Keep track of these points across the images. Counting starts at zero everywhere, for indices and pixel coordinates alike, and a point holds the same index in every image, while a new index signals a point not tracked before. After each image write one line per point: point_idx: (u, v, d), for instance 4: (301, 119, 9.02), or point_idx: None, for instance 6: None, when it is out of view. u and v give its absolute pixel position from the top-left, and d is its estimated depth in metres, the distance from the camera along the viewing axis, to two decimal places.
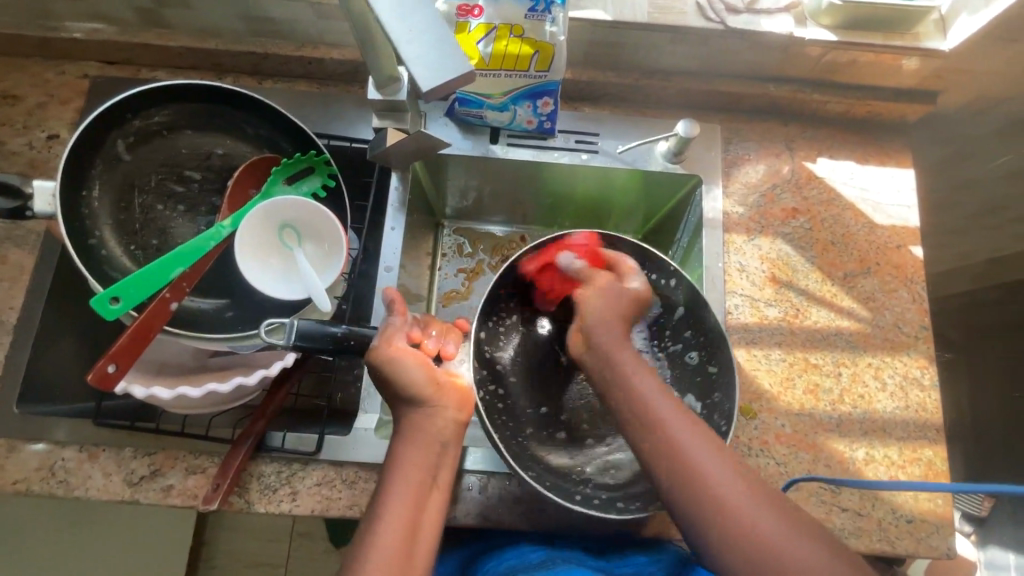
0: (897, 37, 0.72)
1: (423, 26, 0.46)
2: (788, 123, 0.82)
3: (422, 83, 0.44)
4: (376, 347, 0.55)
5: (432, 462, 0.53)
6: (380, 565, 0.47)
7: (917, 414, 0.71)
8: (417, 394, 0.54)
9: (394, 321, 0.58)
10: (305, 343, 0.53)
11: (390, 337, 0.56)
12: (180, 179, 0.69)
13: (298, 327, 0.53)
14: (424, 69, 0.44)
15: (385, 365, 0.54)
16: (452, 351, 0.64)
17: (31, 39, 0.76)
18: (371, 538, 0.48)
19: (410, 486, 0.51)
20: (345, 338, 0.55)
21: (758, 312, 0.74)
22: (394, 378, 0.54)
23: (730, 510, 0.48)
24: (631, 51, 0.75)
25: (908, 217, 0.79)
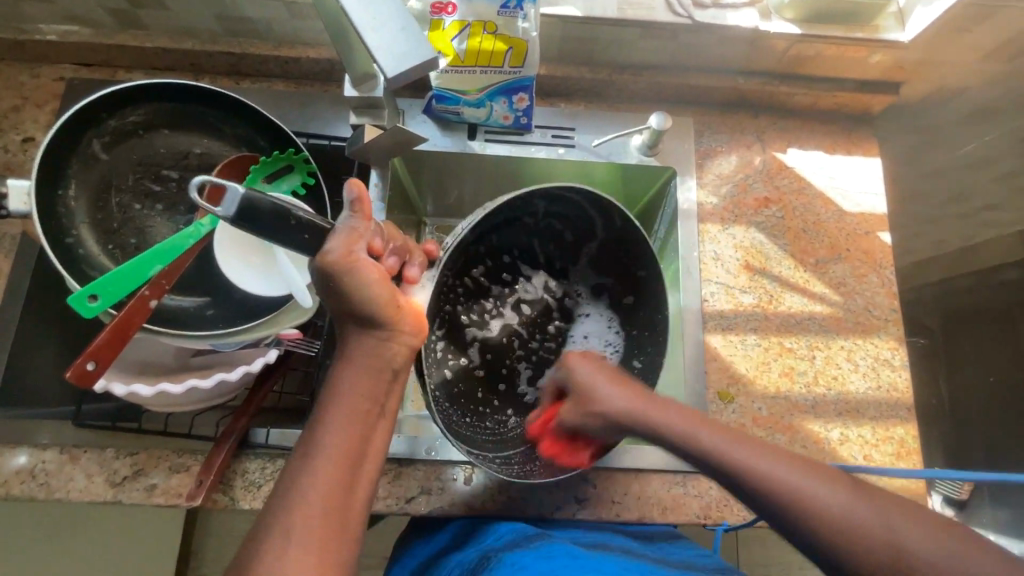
0: (858, 30, 0.74)
1: (387, 17, 0.47)
2: (758, 116, 0.84)
3: (387, 69, 0.45)
4: (330, 253, 0.48)
5: (379, 390, 0.51)
6: (313, 489, 0.45)
7: (889, 394, 0.73)
8: (380, 310, 0.51)
9: (356, 224, 0.50)
10: (244, 218, 0.45)
11: (349, 247, 0.49)
12: (158, 179, 0.68)
13: (239, 196, 0.44)
14: (389, 58, 0.46)
15: (343, 276, 0.49)
16: (415, 274, 0.59)
17: (5, 42, 0.76)
18: (306, 466, 0.46)
19: (351, 412, 0.49)
20: (301, 227, 0.48)
21: (734, 299, 0.76)
22: (354, 291, 0.49)
23: (792, 500, 0.47)
24: (604, 46, 0.77)
25: (876, 205, 0.81)
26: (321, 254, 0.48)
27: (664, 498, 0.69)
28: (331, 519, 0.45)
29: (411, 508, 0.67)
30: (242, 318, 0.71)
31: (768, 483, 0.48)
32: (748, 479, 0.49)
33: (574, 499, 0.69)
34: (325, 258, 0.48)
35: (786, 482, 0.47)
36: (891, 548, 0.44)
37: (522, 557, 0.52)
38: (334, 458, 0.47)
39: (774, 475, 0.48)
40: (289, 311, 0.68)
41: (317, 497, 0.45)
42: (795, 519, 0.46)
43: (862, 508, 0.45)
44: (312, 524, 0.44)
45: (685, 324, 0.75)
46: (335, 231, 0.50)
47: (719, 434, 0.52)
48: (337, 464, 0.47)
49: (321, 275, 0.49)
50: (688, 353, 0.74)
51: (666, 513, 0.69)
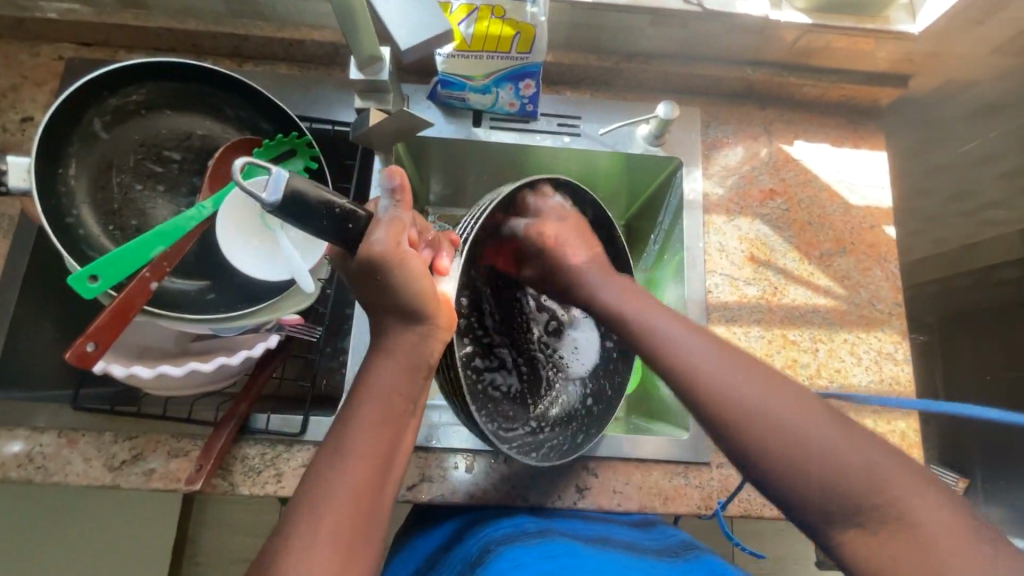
0: (869, 21, 0.73)
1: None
2: (766, 107, 0.84)
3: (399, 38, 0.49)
4: (377, 247, 0.46)
5: (409, 389, 0.50)
6: (343, 491, 0.45)
7: (891, 387, 0.73)
8: (426, 303, 0.49)
9: (400, 214, 0.49)
10: (292, 207, 0.42)
11: (395, 238, 0.47)
12: (159, 159, 0.67)
13: (288, 179, 0.42)
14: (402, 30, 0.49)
15: (392, 268, 0.47)
16: (446, 266, 0.56)
17: (4, 20, 0.74)
18: (333, 467, 0.46)
19: (379, 402, 0.48)
20: (344, 215, 0.45)
21: (738, 290, 0.76)
22: (400, 283, 0.47)
23: (759, 422, 0.49)
24: (613, 33, 0.76)
25: (881, 199, 0.81)
26: (369, 245, 0.46)
27: (665, 488, 0.69)
28: (356, 521, 0.45)
29: (412, 496, 0.67)
30: (243, 303, 0.70)
31: (732, 398, 0.51)
32: (702, 390, 0.53)
33: (575, 489, 0.69)
34: (372, 248, 0.46)
35: (785, 421, 0.48)
36: (842, 478, 0.45)
37: (523, 553, 0.52)
38: (360, 453, 0.47)
39: (743, 388, 0.51)
40: (290, 297, 0.68)
41: (344, 499, 0.45)
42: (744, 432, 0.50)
43: (821, 432, 0.47)
44: (338, 527, 0.44)
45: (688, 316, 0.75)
46: (375, 224, 0.48)
47: (722, 359, 0.54)
48: (362, 463, 0.46)
49: (368, 266, 0.47)
50: None
51: (668, 504, 0.69)
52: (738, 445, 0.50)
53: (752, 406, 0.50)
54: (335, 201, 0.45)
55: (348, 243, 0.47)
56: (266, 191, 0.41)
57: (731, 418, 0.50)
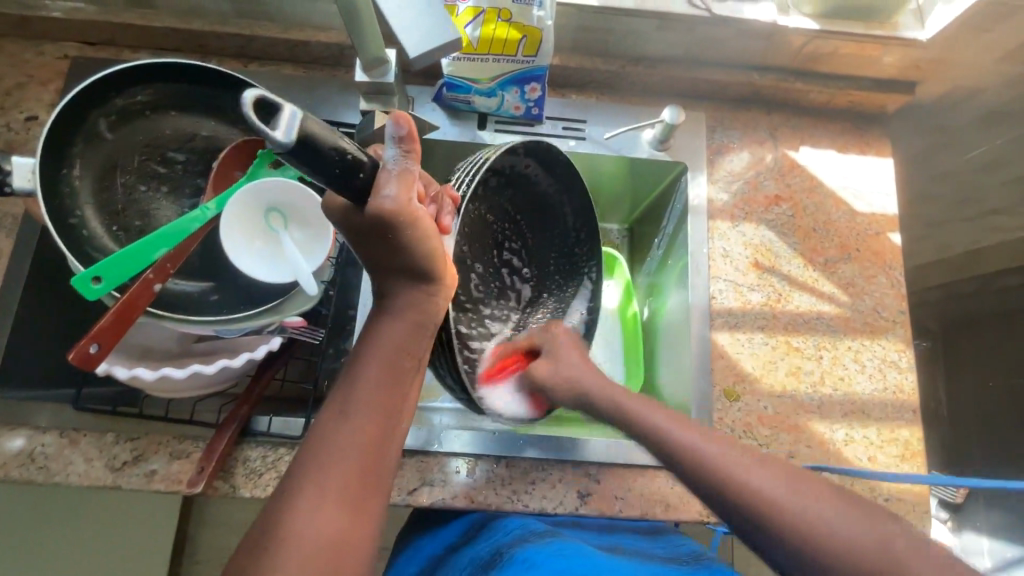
0: (877, 27, 0.73)
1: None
2: (772, 112, 0.83)
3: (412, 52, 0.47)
4: (388, 203, 0.44)
5: (413, 350, 0.50)
6: (345, 443, 0.46)
7: (895, 395, 0.73)
8: (432, 261, 0.49)
9: (412, 166, 0.45)
10: (302, 151, 0.36)
11: (408, 196, 0.44)
12: (163, 161, 0.66)
13: (299, 117, 0.35)
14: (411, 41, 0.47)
15: (404, 226, 0.45)
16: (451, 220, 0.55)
17: (9, 18, 0.74)
18: (337, 423, 0.47)
19: (385, 363, 0.49)
20: (353, 160, 0.41)
21: (742, 296, 0.76)
22: (407, 240, 0.47)
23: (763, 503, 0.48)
24: (619, 37, 0.76)
25: (887, 205, 0.80)
26: (381, 202, 0.43)
27: (667, 494, 0.69)
28: (360, 478, 0.46)
29: (413, 500, 0.67)
30: (245, 304, 0.70)
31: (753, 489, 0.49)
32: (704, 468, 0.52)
33: (576, 493, 0.69)
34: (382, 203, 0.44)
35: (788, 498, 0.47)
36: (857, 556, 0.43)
37: (535, 553, 0.52)
38: (364, 410, 0.47)
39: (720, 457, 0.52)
40: (295, 300, 0.68)
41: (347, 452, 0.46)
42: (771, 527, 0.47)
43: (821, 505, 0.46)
44: (341, 484, 0.45)
45: (691, 322, 0.75)
46: (383, 173, 0.44)
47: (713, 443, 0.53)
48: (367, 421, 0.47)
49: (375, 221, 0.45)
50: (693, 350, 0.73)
51: (669, 510, 0.69)
52: (771, 541, 0.46)
53: (774, 491, 0.48)
54: (343, 143, 0.40)
55: (354, 193, 0.44)
56: (272, 129, 0.34)
57: (755, 512, 0.48)
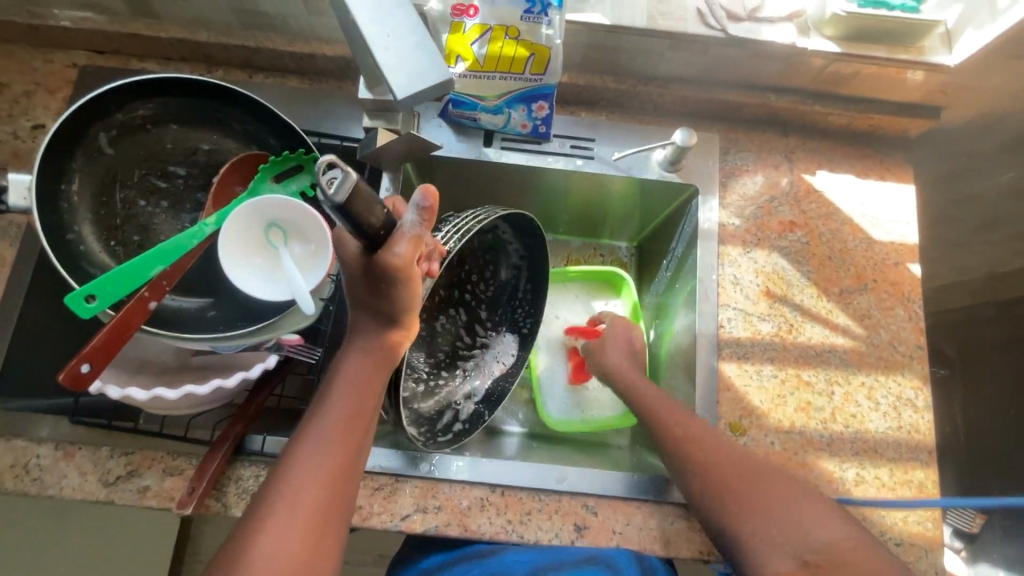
0: (903, 51, 0.70)
1: (401, 32, 0.48)
2: (788, 134, 0.80)
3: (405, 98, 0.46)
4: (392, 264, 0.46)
5: (379, 383, 0.54)
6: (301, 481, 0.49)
7: (910, 435, 0.70)
8: (409, 316, 0.52)
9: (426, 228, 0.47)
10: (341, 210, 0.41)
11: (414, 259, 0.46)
12: (164, 174, 0.66)
13: (352, 183, 0.40)
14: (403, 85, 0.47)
15: (395, 280, 0.47)
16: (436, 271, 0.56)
17: (18, 26, 0.74)
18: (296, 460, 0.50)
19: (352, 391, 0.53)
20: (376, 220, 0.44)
21: (752, 326, 0.73)
22: (397, 294, 0.49)
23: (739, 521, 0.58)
24: (630, 56, 0.74)
25: (907, 234, 0.77)
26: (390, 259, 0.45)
27: (666, 530, 0.67)
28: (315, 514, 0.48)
29: (405, 526, 0.66)
30: (242, 320, 0.69)
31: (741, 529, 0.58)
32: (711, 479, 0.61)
33: (572, 526, 0.67)
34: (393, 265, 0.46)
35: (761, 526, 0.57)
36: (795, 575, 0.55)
37: None
38: (327, 437, 0.51)
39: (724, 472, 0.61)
40: (290, 317, 0.67)
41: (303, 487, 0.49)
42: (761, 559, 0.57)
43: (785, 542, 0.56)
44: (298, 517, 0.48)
45: (698, 351, 0.72)
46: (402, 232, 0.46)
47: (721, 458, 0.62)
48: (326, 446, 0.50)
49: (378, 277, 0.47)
50: (699, 382, 0.71)
51: (668, 547, 0.66)
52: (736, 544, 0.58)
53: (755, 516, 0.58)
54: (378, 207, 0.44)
55: (366, 241, 0.45)
56: (325, 190, 0.39)
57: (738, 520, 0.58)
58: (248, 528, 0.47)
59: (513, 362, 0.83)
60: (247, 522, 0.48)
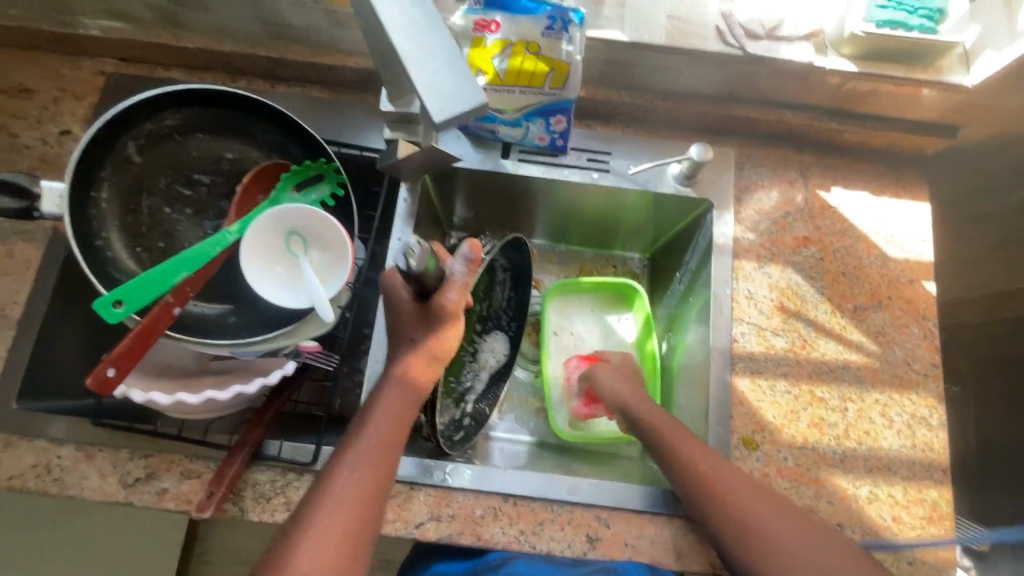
0: (920, 71, 0.70)
1: (431, 51, 0.48)
2: (803, 150, 0.81)
3: (440, 117, 0.47)
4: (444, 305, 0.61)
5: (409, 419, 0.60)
6: (336, 504, 0.52)
7: (923, 454, 0.70)
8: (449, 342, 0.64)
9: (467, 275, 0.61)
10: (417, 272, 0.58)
11: (461, 302, 0.61)
12: (189, 182, 0.67)
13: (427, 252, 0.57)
14: (438, 105, 0.47)
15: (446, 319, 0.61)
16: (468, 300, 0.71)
17: (49, 35, 0.76)
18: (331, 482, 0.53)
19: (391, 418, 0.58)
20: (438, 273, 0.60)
21: (766, 341, 0.73)
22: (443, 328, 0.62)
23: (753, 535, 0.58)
24: (647, 72, 0.74)
25: (922, 252, 0.77)
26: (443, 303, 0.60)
27: (679, 544, 0.67)
28: (344, 536, 0.51)
29: (419, 534, 0.66)
30: (262, 327, 0.70)
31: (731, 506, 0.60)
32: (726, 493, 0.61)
33: (585, 537, 0.67)
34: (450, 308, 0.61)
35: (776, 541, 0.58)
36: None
37: None
38: (364, 459, 0.55)
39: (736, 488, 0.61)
40: (307, 325, 0.67)
41: (337, 509, 0.52)
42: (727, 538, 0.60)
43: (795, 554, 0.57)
44: (330, 534, 0.50)
45: (712, 365, 0.72)
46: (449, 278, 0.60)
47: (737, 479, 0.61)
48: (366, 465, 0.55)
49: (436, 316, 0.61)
50: (713, 397, 0.71)
51: (680, 560, 0.67)
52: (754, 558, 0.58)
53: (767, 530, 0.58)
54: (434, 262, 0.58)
55: (425, 290, 0.60)
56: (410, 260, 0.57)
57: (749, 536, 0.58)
58: (287, 539, 0.50)
59: (504, 360, 0.86)
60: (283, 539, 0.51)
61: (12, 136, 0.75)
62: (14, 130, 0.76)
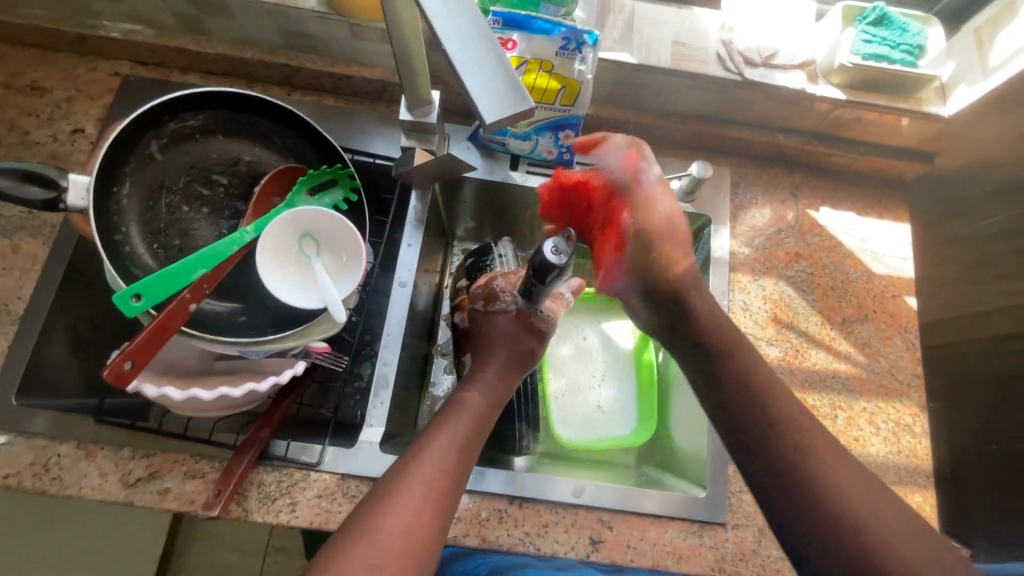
0: (901, 100, 0.76)
1: (465, 10, 0.38)
2: (793, 172, 0.86)
3: (472, 83, 0.36)
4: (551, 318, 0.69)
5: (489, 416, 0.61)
6: (420, 478, 0.53)
7: (908, 459, 0.73)
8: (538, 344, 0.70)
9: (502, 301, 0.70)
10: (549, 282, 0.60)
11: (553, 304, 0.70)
12: (206, 183, 0.68)
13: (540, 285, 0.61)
14: (471, 69, 0.37)
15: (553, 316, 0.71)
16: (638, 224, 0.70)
17: (67, 35, 0.77)
18: (416, 457, 0.54)
19: (475, 413, 0.60)
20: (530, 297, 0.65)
21: (760, 350, 0.77)
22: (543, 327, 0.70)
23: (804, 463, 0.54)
24: (651, 92, 0.79)
25: (904, 269, 0.82)
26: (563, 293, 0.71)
27: (679, 546, 0.69)
28: (426, 509, 0.51)
29: None
30: (272, 327, 0.70)
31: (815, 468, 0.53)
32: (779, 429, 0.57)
33: (588, 540, 0.68)
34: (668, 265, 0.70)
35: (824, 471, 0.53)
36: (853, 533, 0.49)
37: None
38: (452, 442, 0.56)
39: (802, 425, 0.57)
40: (320, 323, 0.68)
41: (422, 483, 0.52)
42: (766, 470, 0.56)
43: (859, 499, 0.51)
44: (414, 503, 0.51)
45: None
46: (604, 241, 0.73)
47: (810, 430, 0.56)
48: (450, 453, 0.56)
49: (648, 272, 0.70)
50: None
51: (680, 563, 0.68)
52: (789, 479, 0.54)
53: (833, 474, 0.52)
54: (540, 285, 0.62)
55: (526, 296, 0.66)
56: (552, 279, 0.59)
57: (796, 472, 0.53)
58: (372, 503, 0.51)
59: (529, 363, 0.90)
60: (363, 507, 0.51)
61: (22, 132, 0.75)
62: (24, 126, 0.76)
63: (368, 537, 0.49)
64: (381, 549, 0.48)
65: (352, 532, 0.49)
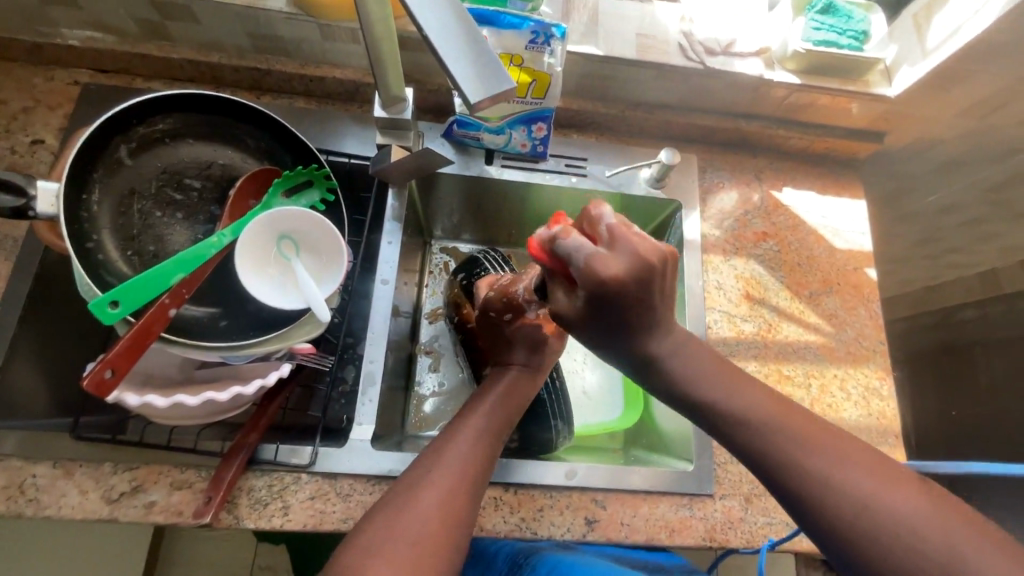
0: (850, 83, 0.80)
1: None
2: (756, 156, 0.90)
3: (455, 69, 0.38)
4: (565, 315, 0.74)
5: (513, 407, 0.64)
6: (448, 462, 0.54)
7: (878, 420, 0.77)
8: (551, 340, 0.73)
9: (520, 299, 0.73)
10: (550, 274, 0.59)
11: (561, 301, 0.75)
12: (179, 187, 0.67)
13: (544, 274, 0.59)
14: (453, 54, 0.38)
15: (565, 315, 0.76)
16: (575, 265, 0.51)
17: (22, 45, 0.75)
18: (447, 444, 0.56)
19: (497, 406, 0.62)
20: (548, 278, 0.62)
21: (735, 326, 0.80)
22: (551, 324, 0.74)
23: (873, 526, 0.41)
24: (619, 84, 0.81)
25: (863, 243, 0.87)
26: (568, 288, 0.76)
27: (670, 520, 0.70)
28: (455, 489, 0.52)
29: None
30: (255, 330, 0.70)
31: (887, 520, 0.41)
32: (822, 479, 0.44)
33: (584, 520, 0.69)
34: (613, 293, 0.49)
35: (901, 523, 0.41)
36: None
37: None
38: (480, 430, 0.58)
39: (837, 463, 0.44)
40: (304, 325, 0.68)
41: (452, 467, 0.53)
42: (852, 494, 0.43)
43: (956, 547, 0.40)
44: (442, 483, 0.52)
45: None
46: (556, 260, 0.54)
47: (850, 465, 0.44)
48: (476, 439, 0.57)
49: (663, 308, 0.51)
50: None
51: (673, 536, 0.70)
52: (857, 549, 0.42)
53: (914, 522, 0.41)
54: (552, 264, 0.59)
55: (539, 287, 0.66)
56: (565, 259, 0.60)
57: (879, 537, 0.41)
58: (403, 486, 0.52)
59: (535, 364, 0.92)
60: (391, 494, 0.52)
61: None
62: None
63: (397, 516, 0.49)
64: (415, 527, 0.48)
65: (381, 516, 0.49)
